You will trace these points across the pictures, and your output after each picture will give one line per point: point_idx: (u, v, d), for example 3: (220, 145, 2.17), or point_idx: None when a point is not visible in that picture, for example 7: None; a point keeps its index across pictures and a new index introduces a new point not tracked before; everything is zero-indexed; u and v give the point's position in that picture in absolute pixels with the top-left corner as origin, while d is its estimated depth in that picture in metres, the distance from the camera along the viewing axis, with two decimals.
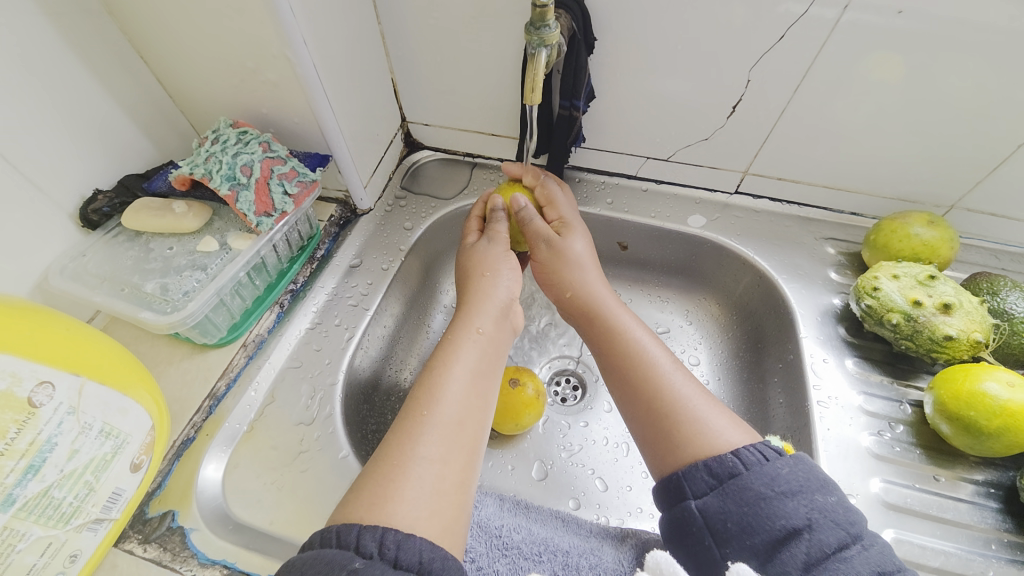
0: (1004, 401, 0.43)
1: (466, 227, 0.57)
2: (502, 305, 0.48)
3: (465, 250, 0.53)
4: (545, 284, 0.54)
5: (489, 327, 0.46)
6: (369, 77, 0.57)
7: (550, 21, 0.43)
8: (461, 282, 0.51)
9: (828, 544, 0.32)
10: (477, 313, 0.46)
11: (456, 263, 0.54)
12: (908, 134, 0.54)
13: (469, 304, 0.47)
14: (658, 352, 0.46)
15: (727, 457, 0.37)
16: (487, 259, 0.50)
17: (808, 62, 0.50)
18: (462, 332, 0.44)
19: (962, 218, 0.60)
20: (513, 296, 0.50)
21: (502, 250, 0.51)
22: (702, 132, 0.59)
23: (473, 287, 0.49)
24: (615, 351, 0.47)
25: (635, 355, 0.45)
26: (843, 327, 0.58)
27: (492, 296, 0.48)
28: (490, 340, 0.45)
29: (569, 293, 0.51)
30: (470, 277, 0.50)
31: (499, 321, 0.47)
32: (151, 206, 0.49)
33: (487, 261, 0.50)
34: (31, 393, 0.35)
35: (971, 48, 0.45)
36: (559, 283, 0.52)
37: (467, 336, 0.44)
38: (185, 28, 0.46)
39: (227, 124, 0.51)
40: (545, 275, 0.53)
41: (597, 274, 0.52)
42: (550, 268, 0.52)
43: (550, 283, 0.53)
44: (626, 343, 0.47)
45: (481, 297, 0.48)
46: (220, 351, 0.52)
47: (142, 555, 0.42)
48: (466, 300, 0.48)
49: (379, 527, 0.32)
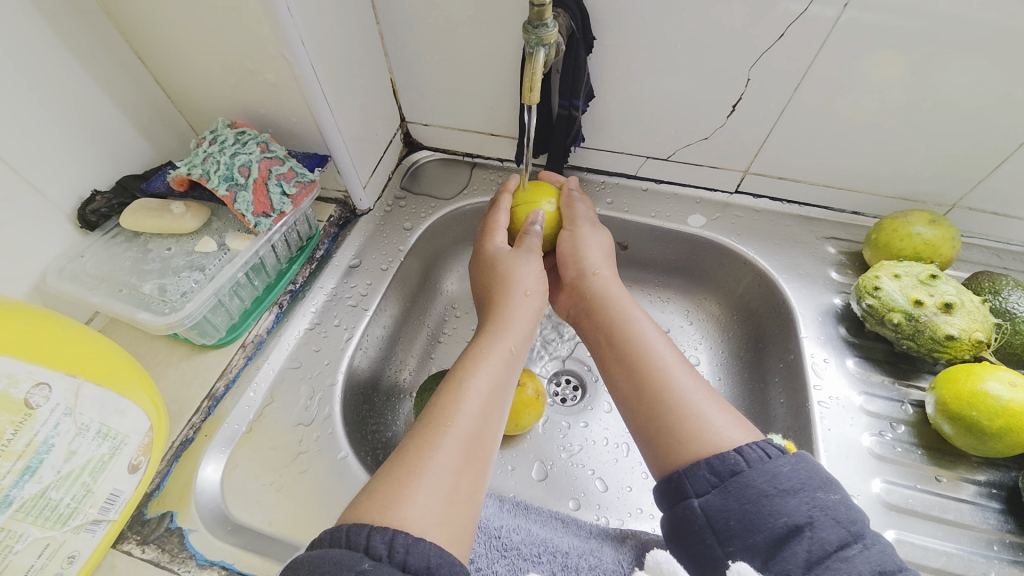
0: (1006, 401, 0.43)
1: (493, 221, 0.55)
2: (530, 324, 0.48)
3: (497, 252, 0.53)
4: (566, 261, 0.54)
5: (520, 345, 0.46)
6: (367, 78, 0.57)
7: (548, 20, 0.42)
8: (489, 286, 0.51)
9: (829, 542, 0.32)
10: (506, 323, 0.46)
11: (485, 255, 0.53)
12: (908, 132, 0.53)
13: (498, 317, 0.47)
14: (664, 347, 0.45)
15: (730, 455, 0.37)
16: (516, 276, 0.50)
17: (808, 61, 0.50)
18: (489, 344, 0.44)
19: (965, 217, 0.60)
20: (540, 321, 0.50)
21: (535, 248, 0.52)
22: (701, 131, 0.59)
23: (504, 298, 0.49)
24: (621, 347, 0.46)
25: (641, 351, 0.45)
26: (844, 327, 0.57)
27: (523, 311, 0.48)
28: (518, 356, 0.45)
29: (596, 272, 0.52)
30: (500, 277, 0.50)
31: (528, 337, 0.47)
32: (149, 206, 0.49)
33: (512, 265, 0.51)
34: (27, 394, 0.35)
35: (971, 47, 0.45)
36: (583, 262, 0.53)
37: (497, 350, 0.44)
38: (183, 28, 0.46)
39: (225, 124, 0.52)
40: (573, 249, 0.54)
41: (613, 270, 0.53)
42: (580, 242, 0.54)
43: (575, 258, 0.53)
44: (630, 341, 0.46)
45: (506, 306, 0.48)
46: (218, 352, 0.52)
47: (140, 556, 0.42)
48: (496, 310, 0.48)
49: (389, 529, 0.31)
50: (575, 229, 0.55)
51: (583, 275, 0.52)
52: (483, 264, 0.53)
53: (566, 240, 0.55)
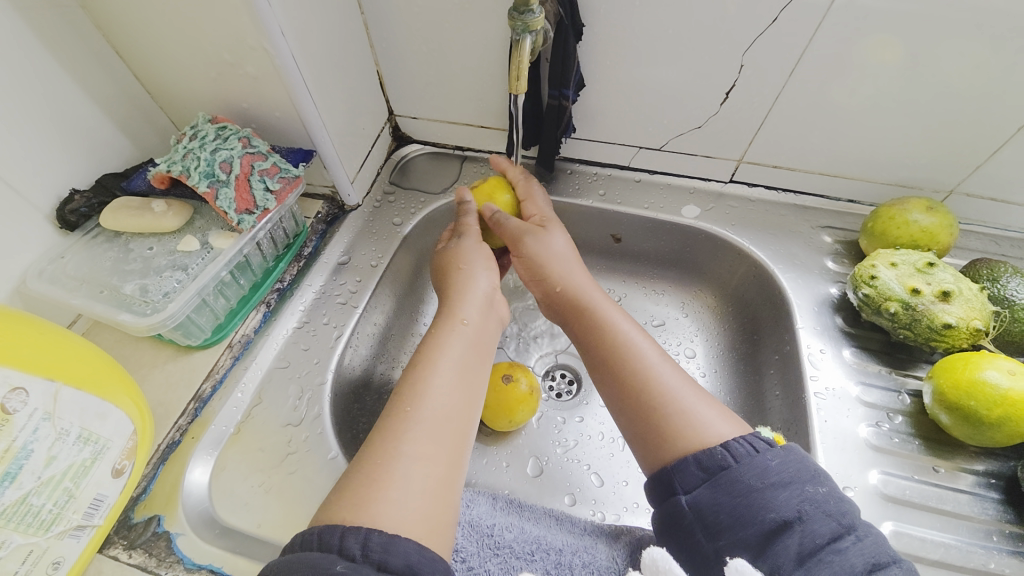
0: (1005, 390, 0.42)
1: (437, 239, 0.56)
2: (486, 300, 0.47)
3: (445, 253, 0.51)
4: (529, 279, 0.53)
5: (478, 322, 0.45)
6: (352, 71, 0.56)
7: (534, 5, 0.41)
8: (443, 283, 0.50)
9: (820, 535, 0.32)
10: (468, 310, 0.45)
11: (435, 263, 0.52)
12: (904, 119, 0.52)
13: (451, 296, 0.47)
14: (644, 345, 0.45)
15: (717, 450, 0.36)
16: (465, 255, 0.50)
17: (802, 46, 0.48)
18: (448, 328, 0.44)
19: (962, 203, 0.59)
20: (497, 298, 0.49)
21: (477, 249, 0.50)
22: (694, 120, 0.58)
23: (462, 284, 0.48)
24: (601, 346, 0.46)
25: (620, 347, 0.44)
26: (840, 317, 0.57)
27: (477, 289, 0.47)
28: (479, 335, 0.45)
29: (558, 286, 0.50)
30: (451, 276, 0.49)
31: (485, 314, 0.47)
32: (129, 205, 0.48)
33: (467, 255, 0.49)
34: (4, 399, 0.34)
35: (968, 29, 0.44)
36: (545, 280, 0.51)
37: (455, 331, 0.43)
38: (161, 21, 0.45)
39: (206, 120, 0.50)
40: (529, 270, 0.52)
41: (582, 269, 0.52)
42: (533, 258, 0.51)
43: (535, 277, 0.52)
44: (614, 336, 0.45)
45: (472, 294, 0.47)
46: (205, 353, 0.51)
47: (127, 561, 0.41)
48: (456, 297, 0.47)
49: (363, 528, 0.31)
50: (524, 251, 0.51)
51: (549, 291, 0.51)
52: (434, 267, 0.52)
53: (519, 264, 0.53)
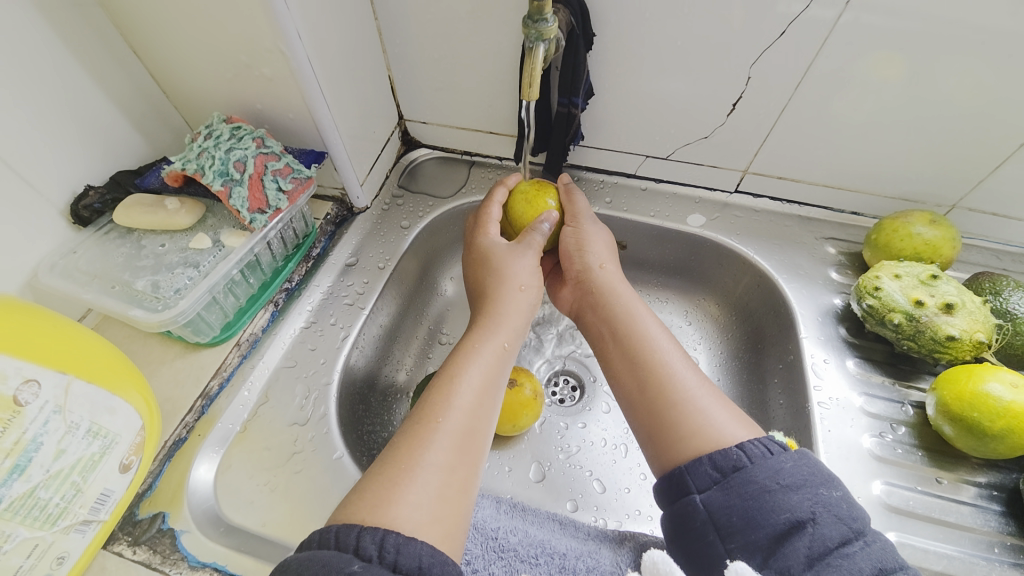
0: (1008, 402, 0.43)
1: (486, 212, 0.54)
2: (524, 316, 0.48)
3: (493, 249, 0.51)
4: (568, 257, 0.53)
5: (512, 340, 0.45)
6: (365, 75, 0.57)
7: (548, 14, 0.42)
8: (483, 275, 0.50)
9: (831, 538, 0.32)
10: (501, 322, 0.46)
11: (476, 250, 0.52)
12: (907, 134, 0.53)
13: (493, 302, 0.47)
14: (666, 341, 0.45)
15: (733, 450, 0.36)
16: (513, 258, 0.49)
17: (809, 61, 0.49)
18: (480, 340, 0.44)
19: (965, 218, 0.60)
20: (534, 314, 0.50)
21: (531, 254, 0.50)
22: (702, 130, 0.59)
23: (497, 289, 0.48)
24: (625, 336, 0.46)
25: (645, 342, 0.45)
26: (844, 328, 0.57)
27: (517, 303, 0.47)
28: (510, 351, 0.45)
29: (600, 265, 0.51)
30: (496, 270, 0.49)
31: (520, 331, 0.47)
32: (143, 202, 0.49)
33: (520, 276, 0.49)
34: (16, 391, 0.34)
35: (972, 47, 0.45)
36: (585, 259, 0.52)
37: (489, 345, 0.43)
38: (179, 22, 0.45)
39: (220, 120, 0.51)
40: (574, 245, 0.53)
41: (615, 264, 0.53)
42: (585, 236, 0.53)
43: (578, 254, 0.52)
44: (635, 333, 0.46)
45: (508, 303, 0.47)
46: (212, 350, 0.51)
47: (131, 558, 0.41)
48: (491, 303, 0.47)
49: (379, 529, 0.31)
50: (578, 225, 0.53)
51: (588, 269, 0.52)
52: (476, 258, 0.51)
53: (568, 235, 0.54)
